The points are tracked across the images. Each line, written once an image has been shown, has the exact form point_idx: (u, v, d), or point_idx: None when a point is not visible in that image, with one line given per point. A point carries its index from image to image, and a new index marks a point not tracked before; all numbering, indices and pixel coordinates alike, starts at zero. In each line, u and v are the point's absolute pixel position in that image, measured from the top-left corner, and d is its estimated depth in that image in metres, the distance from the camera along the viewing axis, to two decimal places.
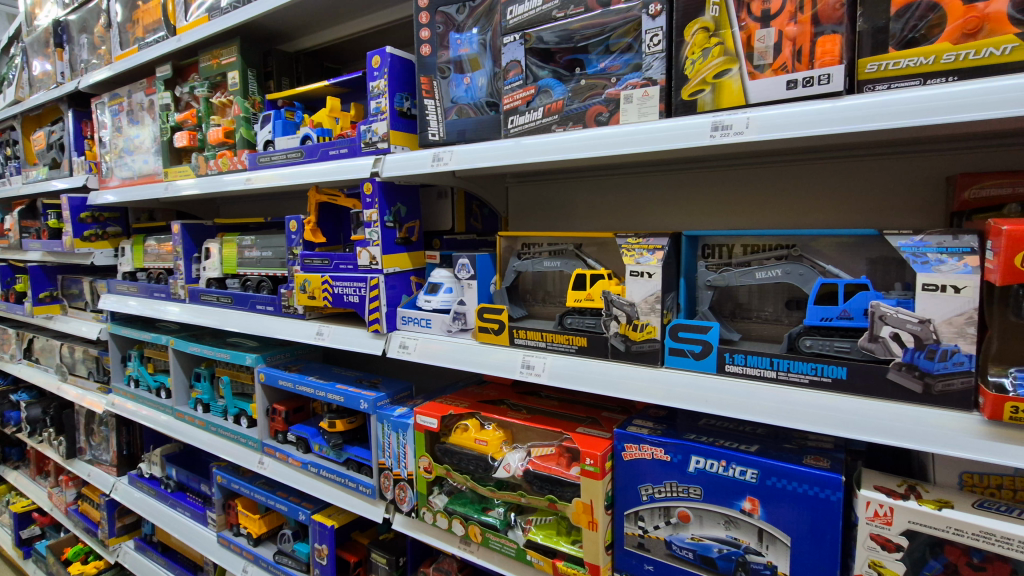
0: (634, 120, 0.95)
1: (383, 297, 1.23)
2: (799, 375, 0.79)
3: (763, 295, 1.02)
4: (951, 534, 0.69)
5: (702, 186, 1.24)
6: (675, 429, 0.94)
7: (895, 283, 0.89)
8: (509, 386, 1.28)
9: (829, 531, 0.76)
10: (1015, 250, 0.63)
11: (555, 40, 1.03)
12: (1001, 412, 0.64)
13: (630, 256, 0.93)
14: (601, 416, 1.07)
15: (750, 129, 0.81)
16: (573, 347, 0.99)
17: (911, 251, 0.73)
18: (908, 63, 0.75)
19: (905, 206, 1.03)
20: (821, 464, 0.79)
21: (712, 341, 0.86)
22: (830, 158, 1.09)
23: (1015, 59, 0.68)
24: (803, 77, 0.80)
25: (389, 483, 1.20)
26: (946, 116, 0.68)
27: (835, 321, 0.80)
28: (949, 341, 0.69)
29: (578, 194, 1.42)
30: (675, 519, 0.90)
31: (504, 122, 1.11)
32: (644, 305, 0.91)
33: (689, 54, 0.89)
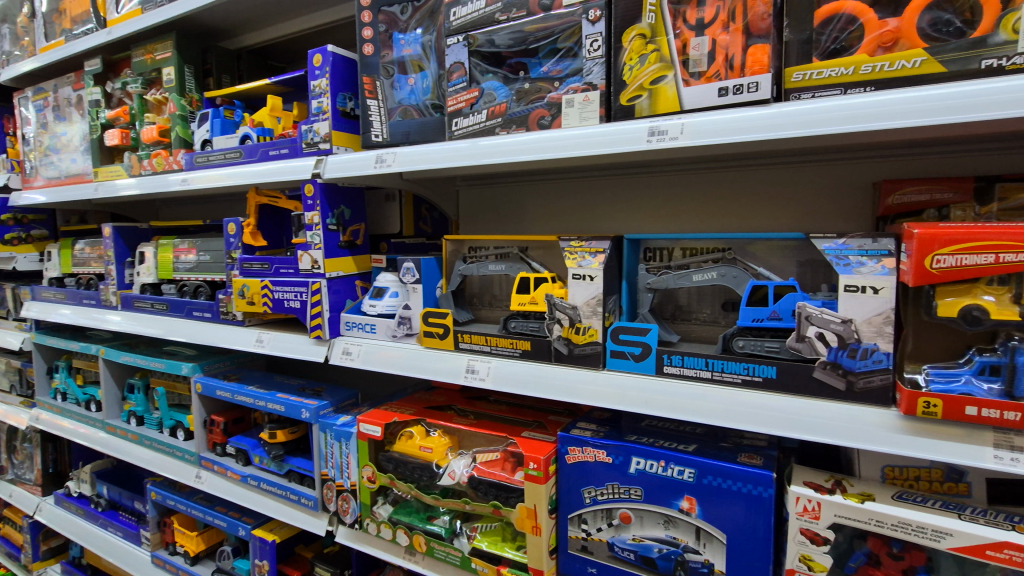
0: (575, 124, 0.96)
1: (325, 302, 1.19)
2: (733, 375, 0.81)
3: (701, 297, 1.04)
4: (873, 525, 0.72)
5: (646, 190, 1.26)
6: (618, 431, 0.95)
7: (821, 285, 0.92)
8: (457, 391, 1.26)
9: (761, 527, 0.78)
10: (925, 252, 0.66)
11: (507, 43, 1.03)
12: (915, 407, 0.67)
13: (572, 259, 0.93)
14: (546, 420, 1.07)
15: (684, 135, 0.83)
16: (516, 351, 0.99)
17: (834, 253, 0.75)
18: (830, 73, 0.78)
19: (834, 212, 1.08)
20: (754, 462, 0.81)
21: (651, 343, 0.87)
22: (766, 165, 1.12)
23: (924, 71, 0.72)
24: (733, 85, 0.82)
25: (333, 494, 1.17)
26: (864, 124, 0.72)
27: (766, 322, 0.82)
28: (869, 340, 0.72)
29: (526, 198, 1.42)
30: (617, 521, 0.90)
31: (448, 124, 1.10)
32: (586, 308, 0.92)
33: (627, 60, 0.90)
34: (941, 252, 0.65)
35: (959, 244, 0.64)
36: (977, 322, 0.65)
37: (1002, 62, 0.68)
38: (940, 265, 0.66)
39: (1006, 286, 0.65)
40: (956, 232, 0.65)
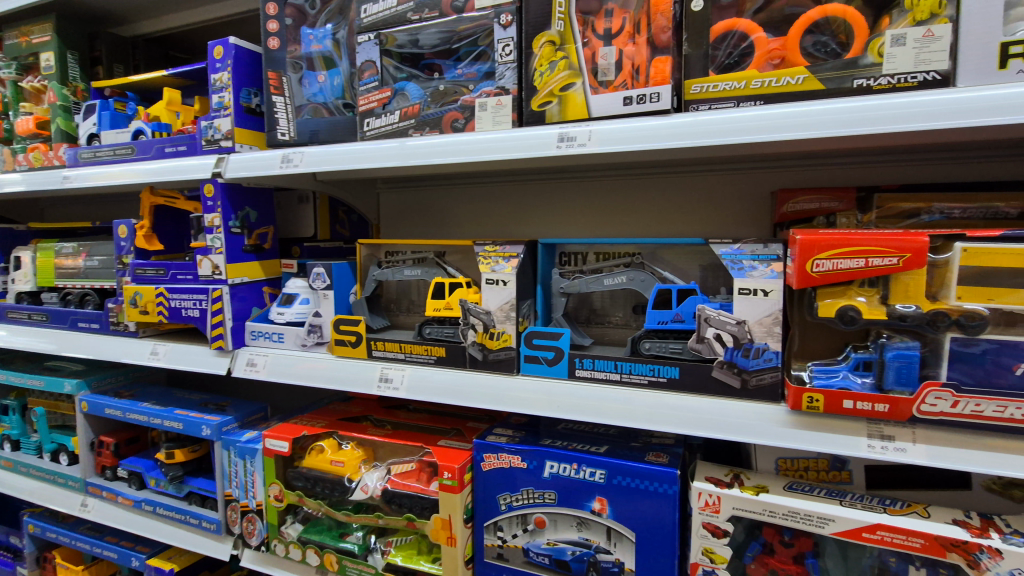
0: (489, 128, 0.95)
1: (228, 310, 1.12)
2: (640, 376, 0.83)
3: (613, 300, 1.07)
4: (767, 516, 0.76)
5: (564, 195, 1.27)
6: (533, 435, 0.95)
7: (720, 288, 0.97)
8: (375, 400, 1.22)
9: (667, 523, 0.80)
10: (806, 257, 0.70)
11: (430, 45, 1.02)
12: (800, 402, 0.71)
13: (486, 264, 0.92)
14: (464, 427, 1.05)
15: (591, 142, 0.84)
16: (431, 357, 0.96)
17: (730, 258, 0.79)
18: (724, 86, 0.82)
19: (738, 218, 1.14)
20: (661, 460, 0.84)
21: (563, 347, 0.88)
22: (675, 172, 1.17)
23: (805, 87, 0.77)
24: (637, 94, 0.85)
25: (237, 515, 1.09)
26: (755, 135, 0.75)
27: (670, 324, 0.85)
28: (760, 340, 0.76)
29: (447, 202, 1.39)
30: (532, 526, 0.90)
31: (360, 124, 1.06)
32: (500, 313, 0.91)
33: (537, 66, 0.91)
34: (820, 256, 0.70)
35: (836, 249, 0.69)
36: (852, 321, 0.70)
37: (871, 82, 0.74)
38: (820, 269, 0.70)
39: (876, 288, 0.70)
40: (833, 238, 0.69)
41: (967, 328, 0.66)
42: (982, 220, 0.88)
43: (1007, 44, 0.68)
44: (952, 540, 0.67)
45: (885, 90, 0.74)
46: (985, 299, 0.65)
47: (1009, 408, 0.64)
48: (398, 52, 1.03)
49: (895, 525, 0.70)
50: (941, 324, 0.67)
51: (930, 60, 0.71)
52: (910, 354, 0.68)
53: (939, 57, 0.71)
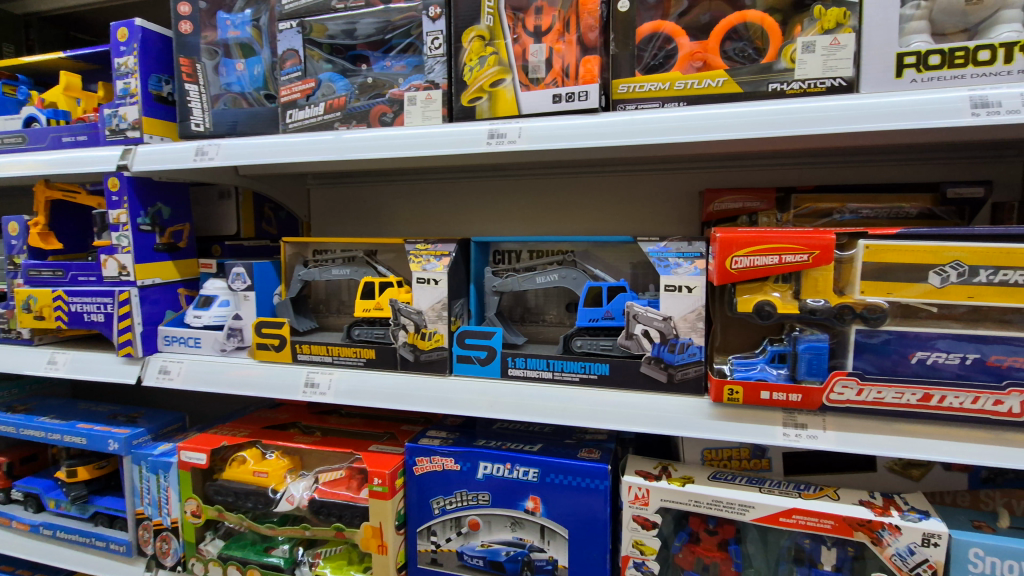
0: (418, 122, 0.92)
1: (137, 315, 1.03)
2: (571, 374, 0.83)
3: (547, 298, 1.07)
4: (692, 506, 0.78)
5: (499, 193, 1.26)
6: (468, 436, 0.94)
7: (648, 286, 0.98)
8: (304, 406, 1.16)
9: (599, 518, 0.81)
10: (726, 254, 0.72)
11: (363, 36, 0.99)
12: (722, 394, 0.74)
13: (417, 262, 0.90)
14: (398, 430, 1.02)
15: (521, 139, 0.83)
16: (360, 360, 0.93)
17: (657, 255, 0.80)
18: (650, 87, 0.83)
19: (668, 217, 1.17)
20: (593, 457, 0.84)
21: (495, 346, 0.87)
22: (608, 172, 1.18)
23: (725, 90, 0.80)
24: (566, 92, 0.85)
25: (150, 535, 1.02)
26: (678, 136, 0.77)
27: (600, 321, 0.86)
28: (685, 335, 0.79)
29: (381, 199, 1.35)
30: (466, 529, 0.89)
31: (282, 116, 1.01)
32: (431, 313, 0.89)
33: (467, 61, 0.89)
34: (739, 253, 0.72)
35: (753, 247, 0.72)
36: (767, 315, 0.73)
37: (784, 86, 0.78)
38: (738, 266, 0.73)
39: (789, 283, 0.74)
40: (749, 236, 0.72)
41: (869, 320, 0.70)
42: (888, 220, 0.94)
43: (903, 55, 0.72)
44: (858, 520, 0.72)
45: (797, 94, 0.77)
46: (884, 292, 0.70)
47: (907, 394, 0.69)
48: (329, 43, 1.00)
49: (808, 509, 0.73)
50: (847, 317, 0.71)
51: (836, 67, 0.76)
52: (820, 346, 0.71)
53: (844, 64, 0.75)
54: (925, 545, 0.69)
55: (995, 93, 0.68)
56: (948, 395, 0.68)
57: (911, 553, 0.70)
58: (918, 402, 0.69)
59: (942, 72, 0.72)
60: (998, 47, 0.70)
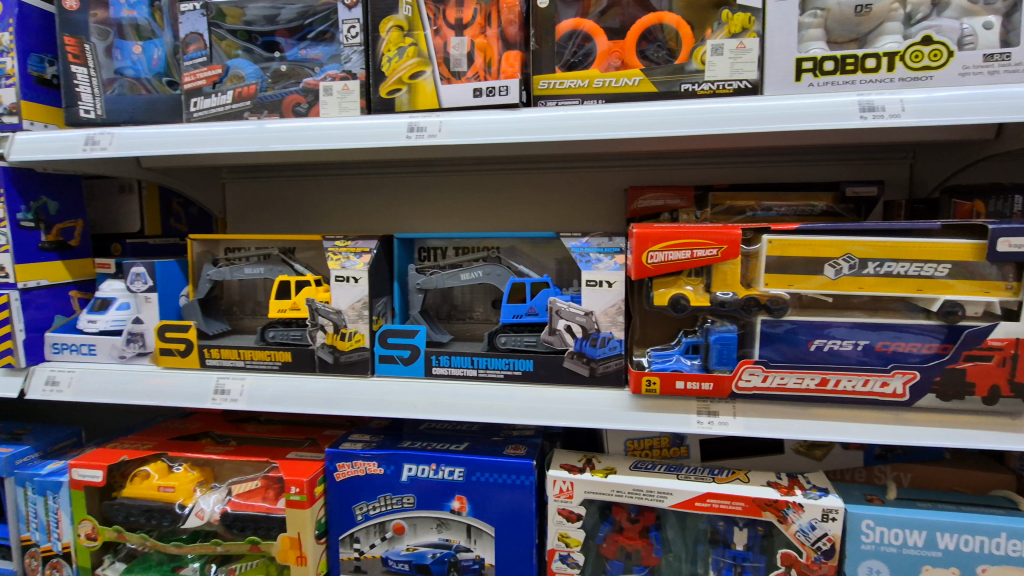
0: (334, 113, 0.89)
1: (18, 321, 0.93)
2: (495, 371, 0.83)
3: (474, 294, 1.05)
4: (614, 496, 0.80)
5: (426, 189, 1.23)
6: (393, 438, 0.91)
7: (572, 281, 0.99)
8: (218, 415, 1.09)
9: (525, 513, 0.81)
10: (642, 249, 0.75)
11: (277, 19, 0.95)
12: (640, 385, 0.76)
13: (335, 260, 0.86)
14: (319, 435, 0.98)
15: (442, 133, 0.81)
16: (275, 363, 0.88)
17: (579, 251, 0.81)
18: (569, 84, 0.83)
19: (595, 213, 1.18)
20: (519, 453, 0.84)
21: (419, 345, 0.85)
22: (535, 169, 1.18)
23: (641, 89, 0.81)
24: (486, 86, 0.84)
25: (37, 563, 0.92)
26: (595, 133, 0.78)
27: (524, 317, 0.86)
28: (606, 329, 0.80)
29: (303, 195, 1.29)
30: (390, 534, 0.86)
31: (185, 104, 0.94)
32: (351, 312, 0.86)
33: (385, 51, 0.86)
34: (654, 248, 0.75)
35: (667, 242, 0.74)
36: (681, 308, 0.76)
37: (696, 87, 0.80)
38: (654, 260, 0.75)
39: (701, 277, 0.76)
40: (664, 231, 0.74)
41: (772, 311, 0.74)
42: (797, 217, 0.99)
43: (801, 60, 0.77)
44: (766, 500, 0.75)
45: (707, 95, 0.80)
46: (786, 284, 0.74)
47: (807, 379, 0.73)
48: (244, 29, 0.96)
49: (721, 492, 0.77)
50: (753, 308, 0.75)
51: (743, 69, 0.79)
52: (730, 336, 0.74)
53: (750, 67, 0.79)
54: (825, 520, 0.74)
55: (880, 98, 0.73)
56: (843, 379, 0.73)
57: (812, 528, 0.75)
58: (816, 386, 0.73)
59: (835, 77, 0.77)
60: (882, 56, 0.75)
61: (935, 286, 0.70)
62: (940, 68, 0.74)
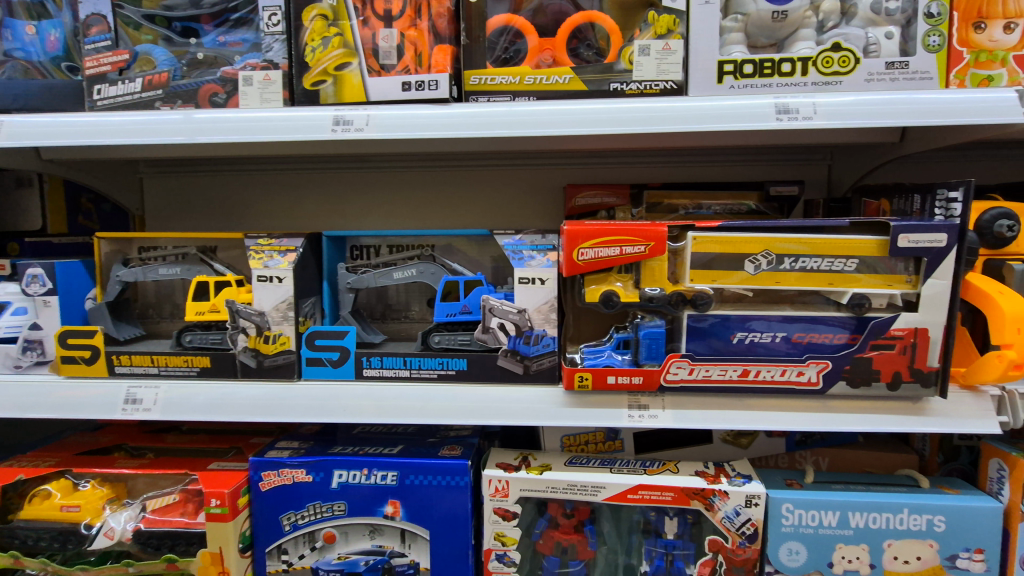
0: (255, 104, 0.85)
1: None
2: (429, 371, 0.82)
3: (409, 293, 1.03)
4: (549, 492, 0.80)
5: (361, 185, 1.19)
6: (324, 443, 0.88)
7: (507, 279, 0.99)
8: (135, 426, 1.02)
9: (460, 514, 0.80)
10: (572, 246, 0.75)
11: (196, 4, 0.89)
12: (573, 381, 0.77)
13: (257, 259, 0.82)
14: (245, 444, 0.93)
15: (369, 127, 0.79)
16: (193, 369, 0.83)
17: (512, 248, 0.81)
18: (500, 80, 0.82)
19: (533, 211, 1.18)
20: (455, 453, 0.83)
21: (348, 346, 0.82)
22: (472, 166, 1.17)
23: (571, 87, 0.81)
24: (415, 80, 0.82)
25: None
26: (526, 130, 0.77)
27: (457, 316, 0.85)
28: (540, 326, 0.80)
29: (229, 190, 1.22)
30: (320, 543, 0.83)
31: (88, 91, 0.87)
32: (275, 314, 0.82)
33: (308, 40, 0.83)
34: (585, 245, 0.75)
35: (596, 239, 0.75)
36: (612, 304, 0.76)
37: (624, 86, 0.81)
38: (584, 257, 0.76)
39: (630, 273, 0.78)
40: (593, 229, 0.75)
41: (698, 305, 0.76)
42: (730, 215, 1.03)
43: (723, 62, 0.80)
44: (694, 489, 0.78)
45: (635, 95, 0.81)
46: (709, 280, 0.76)
47: (729, 370, 0.76)
48: (163, 14, 0.90)
49: (652, 483, 0.78)
50: (679, 303, 0.76)
51: (668, 70, 0.81)
52: (658, 331, 0.77)
53: (675, 68, 0.81)
54: (748, 506, 0.78)
55: (795, 101, 0.76)
56: (763, 369, 0.76)
57: (737, 514, 0.78)
58: (738, 377, 0.76)
59: (754, 80, 0.80)
60: (796, 61, 0.79)
61: (845, 280, 0.74)
62: (848, 74, 0.78)
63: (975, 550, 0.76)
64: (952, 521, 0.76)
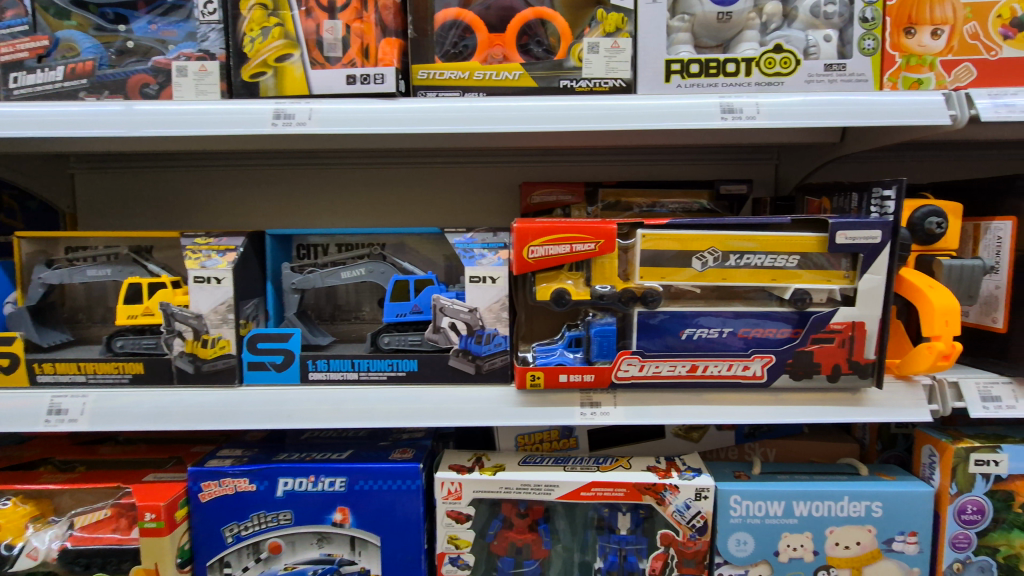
0: (190, 97, 0.81)
1: None
2: (378, 373, 0.79)
3: (359, 293, 1.00)
4: (503, 492, 0.79)
5: (310, 183, 1.16)
6: (269, 450, 0.85)
7: (460, 278, 0.97)
8: (64, 437, 0.96)
9: (411, 519, 0.78)
10: (522, 245, 0.74)
11: None
12: (525, 381, 0.76)
13: (194, 259, 0.78)
14: (186, 453, 0.88)
15: (311, 121, 0.76)
16: (125, 377, 0.78)
17: (463, 246, 0.80)
18: (449, 75, 0.81)
19: (488, 209, 1.17)
20: (406, 457, 0.81)
21: (293, 349, 0.79)
22: (426, 163, 1.15)
23: (521, 84, 0.81)
24: (360, 74, 0.79)
25: None
26: (475, 126, 0.76)
27: (408, 316, 0.83)
28: (491, 325, 0.79)
29: (168, 187, 1.16)
30: (265, 554, 0.80)
31: (4, 80, 0.81)
32: (214, 316, 0.78)
33: (246, 30, 0.80)
34: (535, 243, 0.75)
35: (546, 237, 0.75)
36: (563, 302, 0.76)
37: (574, 84, 0.81)
38: (535, 255, 0.75)
39: (581, 271, 0.78)
40: (543, 227, 0.74)
41: (648, 303, 0.76)
42: (686, 214, 1.04)
43: (670, 62, 0.80)
44: (645, 484, 0.78)
45: (585, 92, 0.81)
46: (658, 277, 0.76)
47: (678, 366, 0.77)
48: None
49: (604, 480, 0.79)
50: (629, 301, 0.76)
51: (617, 68, 0.81)
52: (609, 328, 0.76)
53: (624, 67, 0.81)
54: (698, 499, 0.79)
55: (738, 101, 0.78)
56: (710, 365, 0.77)
57: (687, 507, 0.79)
58: (687, 372, 0.77)
59: (700, 80, 0.81)
60: (740, 62, 0.81)
61: (787, 276, 0.76)
62: (789, 75, 0.81)
63: (909, 533, 0.79)
64: (889, 507, 0.79)
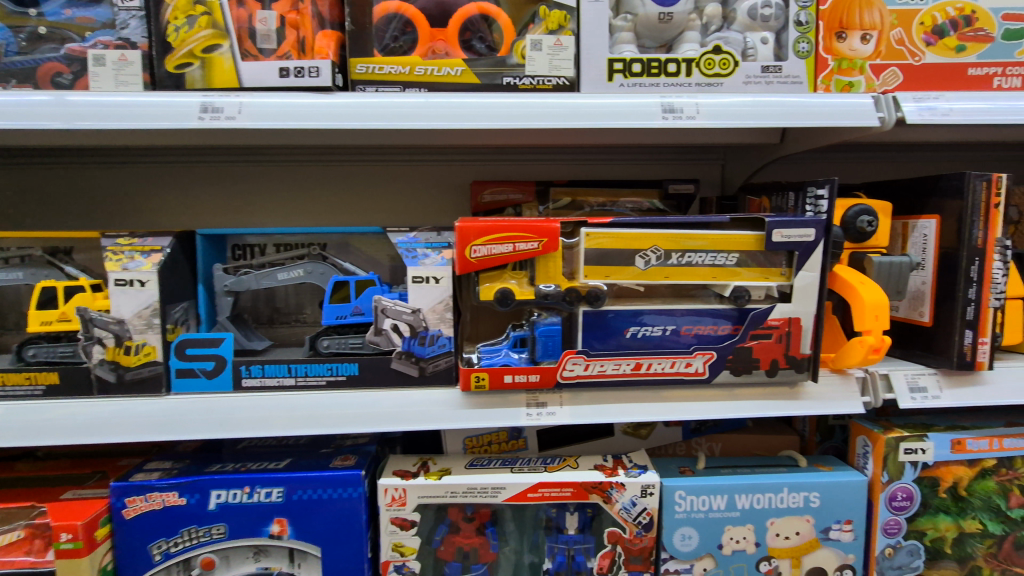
0: (109, 88, 0.76)
1: None
2: (316, 378, 0.76)
3: (299, 295, 0.97)
4: (449, 497, 0.77)
5: (250, 180, 1.11)
6: (201, 461, 0.80)
7: (405, 278, 0.95)
8: None
9: (353, 528, 0.76)
10: (464, 244, 0.73)
11: None
12: (469, 382, 0.75)
13: (114, 261, 0.73)
14: (111, 467, 0.83)
15: (241, 116, 0.72)
16: (37, 389, 0.72)
17: (405, 246, 0.78)
18: (389, 70, 0.79)
19: (438, 208, 1.15)
20: (348, 464, 0.79)
21: (225, 354, 0.75)
22: (372, 161, 1.12)
23: (463, 80, 0.79)
24: (294, 66, 0.76)
25: None
26: (415, 122, 0.74)
27: (349, 318, 0.81)
28: (435, 326, 0.77)
29: (95, 184, 1.09)
30: (197, 571, 0.76)
31: None
32: (138, 321, 0.73)
33: (171, 19, 0.75)
34: (477, 243, 0.73)
35: (488, 236, 0.73)
36: (507, 303, 0.75)
37: (516, 81, 0.80)
38: (477, 254, 0.74)
39: (525, 271, 0.77)
40: (485, 226, 0.73)
41: (591, 302, 0.76)
42: (638, 213, 1.04)
43: (612, 61, 0.81)
44: (592, 483, 0.78)
45: (528, 90, 0.80)
46: (602, 276, 0.76)
47: (622, 364, 0.77)
48: None
49: (551, 480, 0.78)
50: (573, 299, 0.76)
51: (560, 66, 0.81)
52: (554, 328, 0.76)
53: (567, 65, 0.81)
54: (644, 496, 0.79)
55: (679, 101, 0.78)
56: (654, 362, 0.78)
57: (633, 505, 0.79)
58: (631, 370, 0.78)
59: (642, 79, 0.81)
60: (682, 62, 0.81)
61: (726, 274, 0.77)
62: (728, 76, 0.82)
63: (844, 521, 0.82)
64: (826, 497, 0.81)
